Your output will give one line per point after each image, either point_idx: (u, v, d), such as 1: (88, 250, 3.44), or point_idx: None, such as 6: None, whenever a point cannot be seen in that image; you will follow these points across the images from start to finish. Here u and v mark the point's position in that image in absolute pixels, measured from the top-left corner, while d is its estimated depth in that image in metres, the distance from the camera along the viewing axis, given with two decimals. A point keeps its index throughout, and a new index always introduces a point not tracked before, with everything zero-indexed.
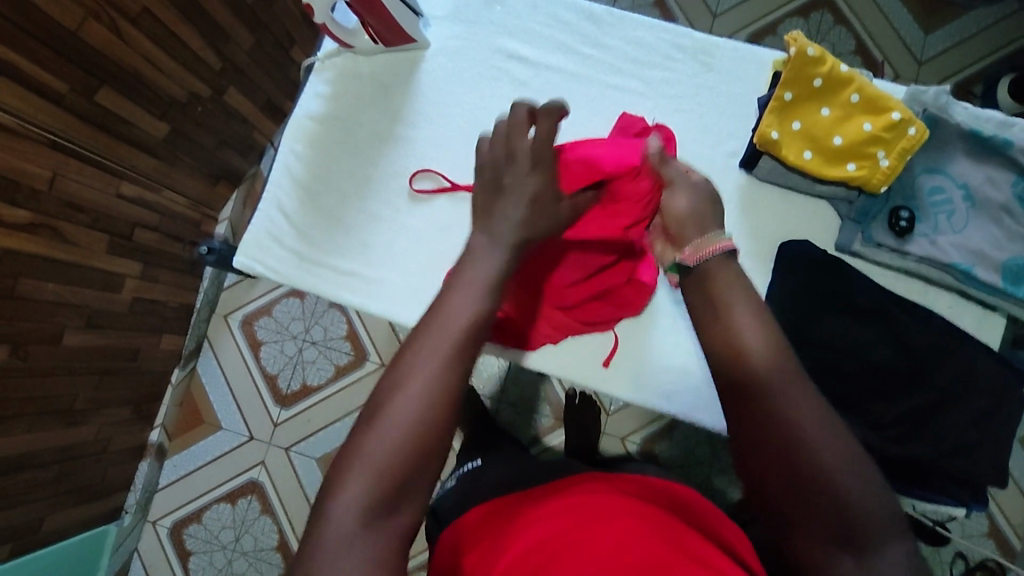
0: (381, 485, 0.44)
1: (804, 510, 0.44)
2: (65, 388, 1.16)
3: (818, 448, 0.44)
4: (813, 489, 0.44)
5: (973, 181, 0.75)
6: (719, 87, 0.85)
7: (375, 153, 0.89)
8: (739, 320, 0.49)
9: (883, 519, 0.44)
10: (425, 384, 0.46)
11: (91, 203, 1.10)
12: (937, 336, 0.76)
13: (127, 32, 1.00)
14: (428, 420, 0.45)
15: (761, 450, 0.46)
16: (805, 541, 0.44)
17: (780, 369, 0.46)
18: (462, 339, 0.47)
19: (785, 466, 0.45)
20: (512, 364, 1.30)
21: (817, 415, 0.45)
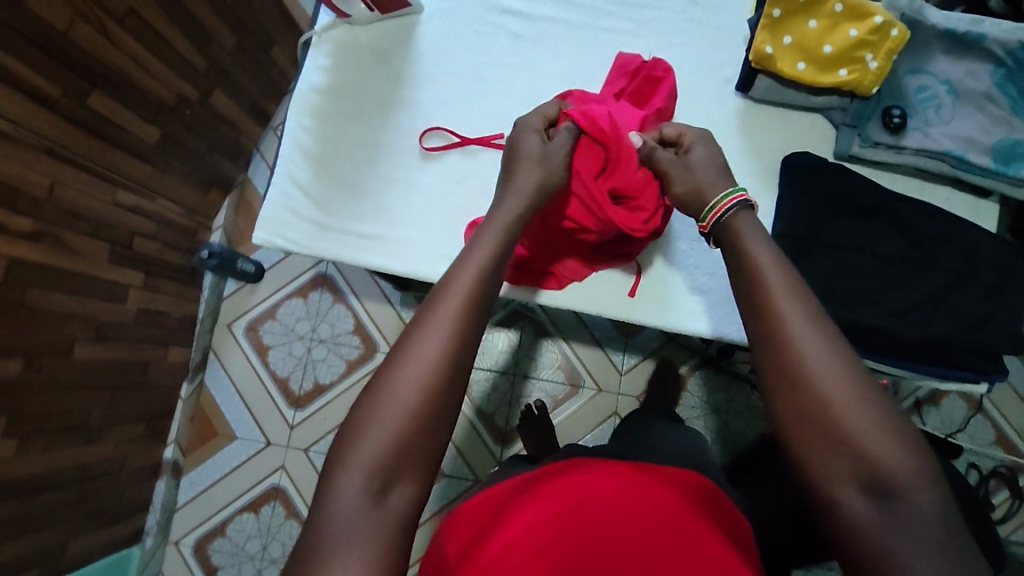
0: (385, 462, 0.47)
1: (829, 461, 0.48)
2: (79, 403, 1.14)
3: (836, 395, 0.48)
4: (839, 438, 0.47)
5: (954, 76, 0.81)
6: (706, 19, 0.89)
7: (383, 118, 0.90)
8: (765, 269, 0.55)
9: (909, 475, 0.46)
10: (426, 365, 0.50)
11: (90, 211, 1.09)
12: (940, 223, 0.80)
13: (115, 33, 1.00)
14: (429, 398, 0.49)
15: (791, 400, 0.50)
16: (827, 492, 0.48)
17: (805, 314, 0.51)
18: (457, 324, 0.52)
19: (812, 424, 0.49)
20: (519, 336, 1.33)
21: (846, 369, 0.49)
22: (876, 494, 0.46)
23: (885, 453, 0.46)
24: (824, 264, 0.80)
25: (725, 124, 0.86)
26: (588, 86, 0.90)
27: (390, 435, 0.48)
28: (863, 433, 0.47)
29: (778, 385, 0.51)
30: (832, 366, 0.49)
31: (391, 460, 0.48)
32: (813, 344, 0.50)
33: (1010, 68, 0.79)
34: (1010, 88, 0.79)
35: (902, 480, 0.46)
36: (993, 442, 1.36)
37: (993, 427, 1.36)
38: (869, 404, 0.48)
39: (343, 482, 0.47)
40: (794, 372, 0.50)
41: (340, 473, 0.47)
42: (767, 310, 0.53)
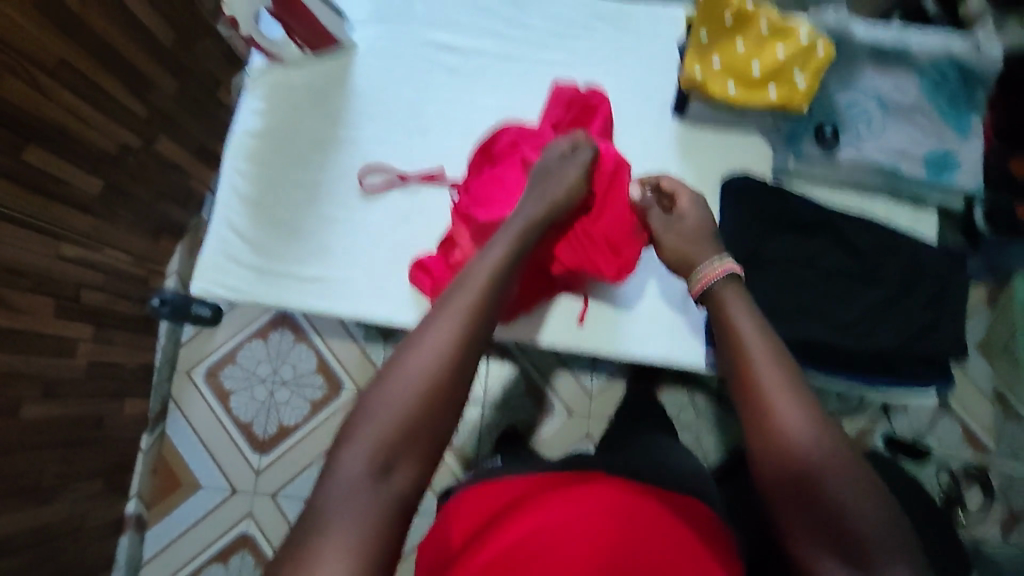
0: (393, 439, 0.49)
1: (810, 526, 0.48)
2: (29, 465, 1.10)
3: (812, 457, 0.50)
4: (812, 495, 0.49)
5: (883, 90, 0.82)
6: (638, 46, 0.90)
7: (321, 159, 0.89)
8: (742, 324, 0.59)
9: (891, 548, 0.46)
10: (436, 351, 0.53)
11: (32, 266, 1.06)
12: (879, 234, 0.81)
13: (47, 85, 0.99)
14: (438, 383, 0.52)
15: (769, 455, 0.52)
16: (809, 562, 0.48)
17: (780, 361, 0.55)
18: (468, 323, 0.55)
19: (795, 493, 0.50)
20: (502, 366, 1.32)
21: (818, 427, 0.51)
22: (855, 566, 0.46)
23: (867, 523, 0.46)
24: (770, 282, 0.80)
25: (663, 150, 0.87)
26: (526, 117, 0.90)
27: (399, 411, 0.50)
28: (843, 495, 0.48)
29: (765, 454, 0.52)
30: (817, 438, 0.50)
31: (397, 438, 0.49)
32: (797, 416, 0.52)
33: (937, 79, 0.81)
34: (938, 98, 0.81)
35: (885, 553, 0.45)
36: (963, 442, 1.34)
37: (960, 427, 1.35)
38: (853, 476, 0.48)
39: (347, 457, 0.48)
40: (776, 441, 0.51)
41: (346, 447, 0.49)
42: (751, 373, 0.55)
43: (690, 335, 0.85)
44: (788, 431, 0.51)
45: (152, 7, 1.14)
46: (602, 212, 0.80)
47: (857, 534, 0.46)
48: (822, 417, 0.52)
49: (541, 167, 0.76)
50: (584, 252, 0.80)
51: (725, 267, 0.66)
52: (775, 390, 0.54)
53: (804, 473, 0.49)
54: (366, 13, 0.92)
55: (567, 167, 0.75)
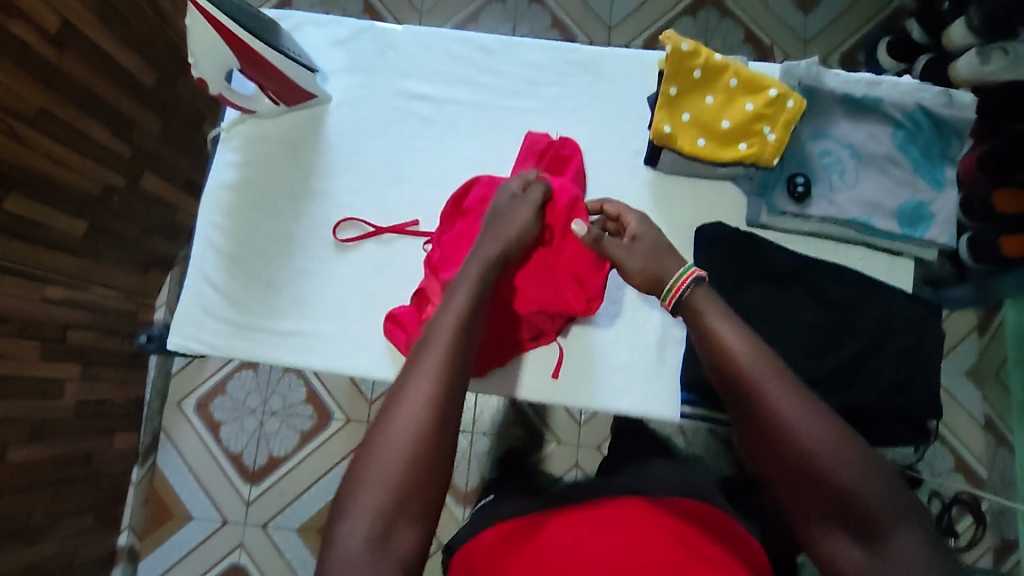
0: (389, 507, 0.53)
1: (819, 512, 0.54)
2: (16, 508, 1.11)
3: (810, 448, 0.54)
4: (815, 481, 0.54)
5: (856, 140, 0.81)
6: (611, 93, 0.90)
7: (296, 211, 0.90)
8: (718, 328, 0.61)
9: (892, 515, 0.52)
10: (410, 419, 0.56)
11: (17, 312, 1.06)
12: (852, 287, 0.81)
13: (28, 136, 0.99)
14: (416, 450, 0.55)
15: (769, 451, 0.56)
16: (824, 543, 0.54)
17: (761, 360, 0.58)
18: (436, 384, 0.57)
19: (802, 485, 0.54)
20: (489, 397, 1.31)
21: (809, 415, 0.56)
22: (863, 538, 0.52)
23: (869, 498, 0.52)
24: None
25: (637, 199, 0.86)
26: (499, 167, 0.89)
27: (388, 481, 0.53)
28: (845, 477, 0.53)
29: (768, 451, 0.56)
30: (814, 430, 0.55)
31: (390, 505, 0.53)
32: (790, 410, 0.56)
33: (910, 129, 0.81)
34: (911, 149, 0.80)
35: (888, 523, 0.52)
36: (953, 470, 1.29)
37: (952, 454, 1.29)
38: (852, 459, 0.54)
39: (347, 529, 0.52)
40: (777, 438, 0.55)
41: (344, 520, 0.53)
42: (739, 374, 0.58)
43: (666, 383, 0.85)
44: (788, 428, 0.55)
45: (132, 52, 1.14)
46: (563, 245, 0.82)
47: (862, 511, 0.52)
48: (812, 403, 0.57)
49: (495, 207, 0.77)
50: (550, 286, 0.82)
51: (686, 275, 0.66)
52: (767, 389, 0.57)
53: (808, 464, 0.54)
54: (340, 63, 0.92)
55: (517, 206, 0.76)
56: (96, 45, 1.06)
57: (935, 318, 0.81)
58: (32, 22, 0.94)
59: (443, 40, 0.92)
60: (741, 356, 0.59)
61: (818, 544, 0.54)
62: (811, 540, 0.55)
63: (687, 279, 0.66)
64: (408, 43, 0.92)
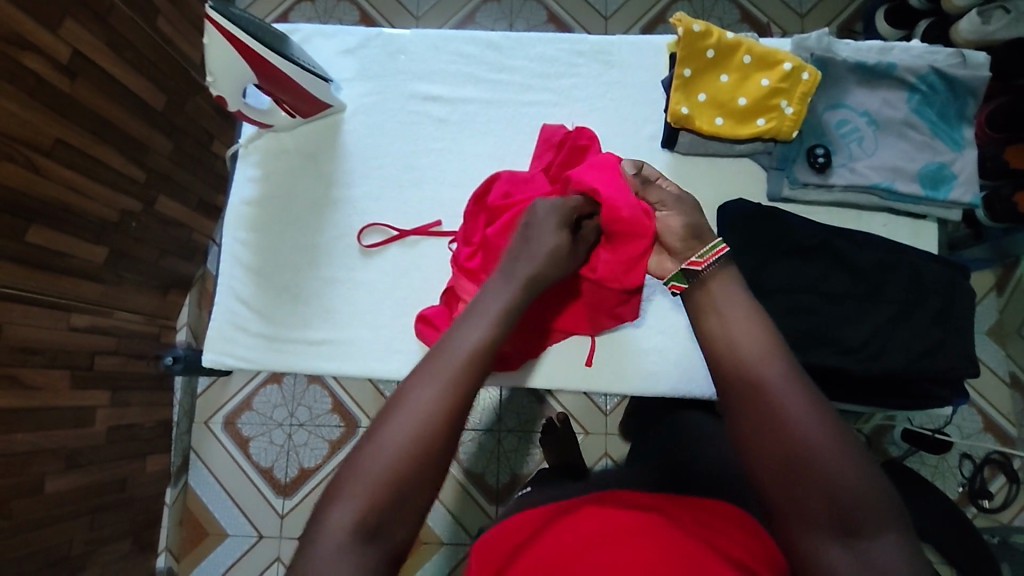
0: (399, 468, 0.51)
1: (805, 509, 0.51)
2: (59, 536, 1.13)
3: (804, 440, 0.51)
4: (804, 473, 0.51)
5: (872, 107, 0.81)
6: (623, 79, 0.90)
7: (317, 221, 0.90)
8: (732, 313, 0.59)
9: (880, 520, 0.50)
10: (438, 398, 0.54)
11: (44, 343, 1.08)
12: (877, 253, 0.81)
13: (45, 166, 1.00)
14: (440, 414, 0.53)
15: (764, 438, 0.53)
16: (803, 541, 0.51)
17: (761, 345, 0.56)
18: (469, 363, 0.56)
19: (791, 478, 0.51)
20: (504, 394, 1.32)
21: (806, 403, 0.53)
22: (846, 534, 0.50)
23: (858, 495, 0.50)
24: (775, 310, 0.80)
25: None
26: (517, 161, 0.90)
27: (408, 441, 0.52)
28: (837, 473, 0.50)
29: (758, 440, 0.53)
30: (808, 422, 0.52)
31: (404, 467, 0.51)
32: (789, 398, 0.53)
33: (925, 92, 0.81)
34: (928, 112, 0.81)
35: (874, 522, 0.49)
36: (983, 430, 1.29)
37: (980, 415, 1.29)
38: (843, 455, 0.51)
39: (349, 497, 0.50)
40: (768, 427, 0.53)
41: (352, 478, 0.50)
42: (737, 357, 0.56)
43: (699, 367, 0.85)
44: (782, 417, 0.53)
45: (139, 76, 1.15)
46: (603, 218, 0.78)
47: (847, 506, 0.50)
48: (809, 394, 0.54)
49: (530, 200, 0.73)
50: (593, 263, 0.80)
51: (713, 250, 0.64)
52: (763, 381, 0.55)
53: (798, 453, 0.51)
54: (351, 70, 0.93)
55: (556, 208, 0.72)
56: (106, 73, 1.07)
57: (962, 279, 0.81)
58: (42, 53, 0.95)
59: (452, 41, 0.92)
60: (739, 348, 0.57)
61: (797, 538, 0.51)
62: (787, 533, 0.52)
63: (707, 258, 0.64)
64: (418, 46, 0.93)
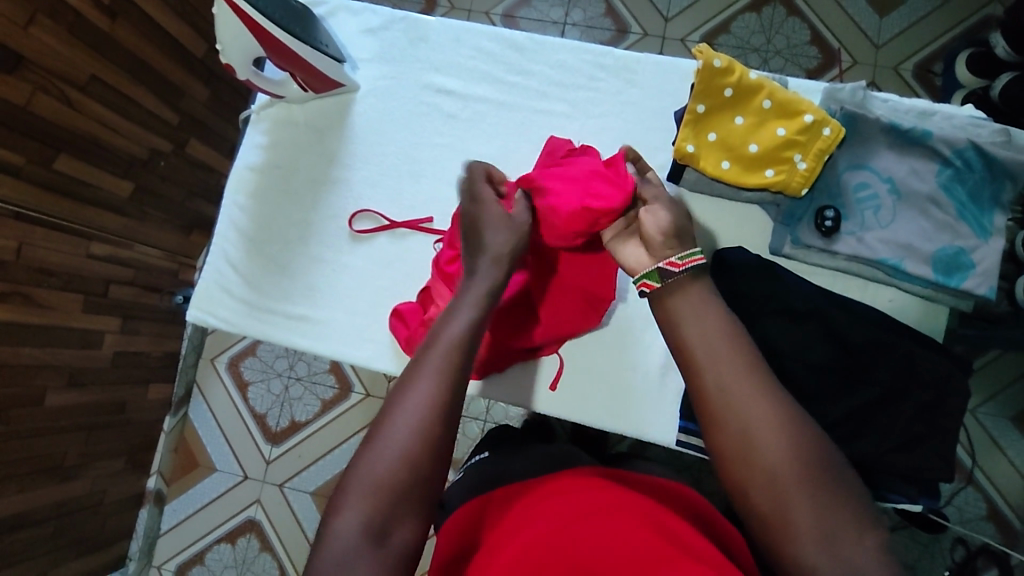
0: (406, 443, 0.51)
1: (788, 518, 0.48)
2: (53, 446, 1.20)
3: (785, 446, 0.49)
4: (786, 480, 0.48)
5: (897, 174, 0.75)
6: (641, 101, 0.86)
7: (314, 198, 0.91)
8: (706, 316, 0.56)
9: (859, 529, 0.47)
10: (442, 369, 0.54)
11: (60, 266, 1.13)
12: (875, 330, 0.76)
13: (77, 100, 1.04)
14: (442, 399, 0.53)
15: (741, 438, 0.50)
16: (786, 548, 0.47)
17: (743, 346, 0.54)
18: (451, 367, 0.55)
19: (775, 485, 0.48)
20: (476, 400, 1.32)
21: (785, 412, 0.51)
22: (829, 542, 0.47)
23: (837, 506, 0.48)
24: None
25: None
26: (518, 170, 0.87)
27: (419, 412, 0.52)
28: (816, 485, 0.48)
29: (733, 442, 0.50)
30: (761, 402, 0.51)
31: (403, 478, 0.50)
32: (769, 407, 0.51)
33: (958, 168, 0.74)
34: (956, 191, 0.74)
35: (853, 531, 0.47)
36: (985, 518, 1.21)
37: (985, 501, 1.22)
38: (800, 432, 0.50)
39: (361, 477, 0.50)
40: (750, 430, 0.50)
41: (348, 491, 0.50)
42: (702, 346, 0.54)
43: (665, 409, 0.83)
44: (762, 424, 0.50)
45: (181, 22, 1.17)
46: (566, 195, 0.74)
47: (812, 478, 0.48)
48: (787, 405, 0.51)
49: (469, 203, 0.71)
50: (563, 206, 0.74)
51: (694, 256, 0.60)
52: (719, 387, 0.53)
53: (749, 437, 0.50)
54: (370, 51, 0.92)
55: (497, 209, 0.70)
56: (148, 16, 1.09)
57: (962, 374, 0.75)
58: None
59: (474, 35, 0.90)
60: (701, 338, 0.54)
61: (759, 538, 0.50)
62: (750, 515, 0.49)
63: (688, 263, 0.59)
64: (440, 35, 0.91)
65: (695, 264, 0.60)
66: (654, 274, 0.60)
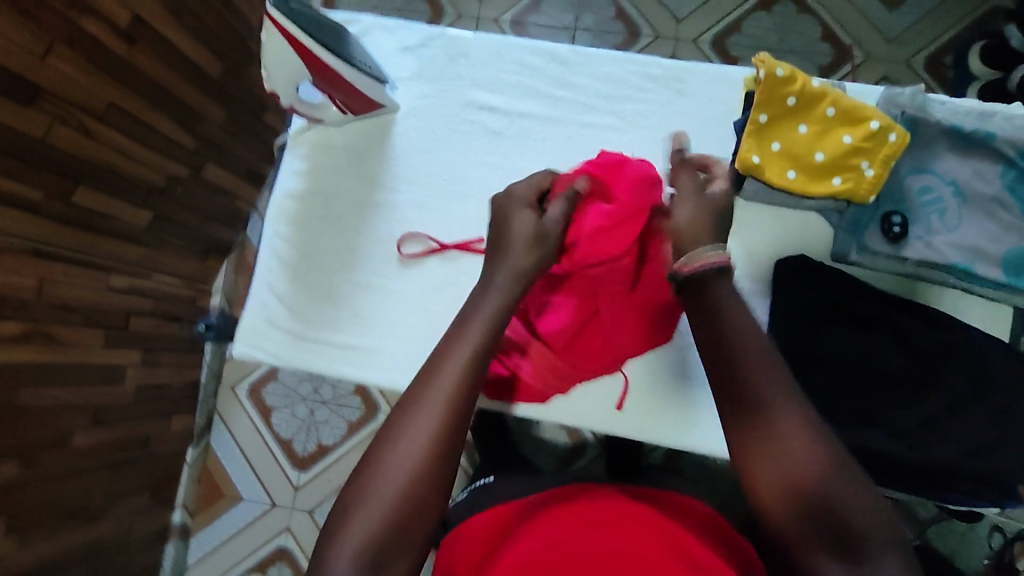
0: (399, 490, 0.53)
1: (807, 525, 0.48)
2: (81, 488, 1.16)
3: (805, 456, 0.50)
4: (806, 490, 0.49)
5: (961, 177, 0.75)
6: (692, 111, 0.85)
7: (359, 224, 0.88)
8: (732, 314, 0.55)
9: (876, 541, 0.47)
10: (434, 412, 0.55)
11: (81, 302, 1.09)
12: (946, 335, 0.76)
13: (96, 130, 0.99)
14: (435, 444, 0.54)
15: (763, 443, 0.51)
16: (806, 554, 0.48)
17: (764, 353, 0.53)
18: (449, 405, 0.55)
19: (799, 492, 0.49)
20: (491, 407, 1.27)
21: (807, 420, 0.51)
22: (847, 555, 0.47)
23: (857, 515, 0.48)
24: (822, 382, 0.77)
25: None
26: None
27: (412, 456, 0.53)
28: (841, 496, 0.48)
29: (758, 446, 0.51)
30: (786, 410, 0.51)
31: (394, 520, 0.52)
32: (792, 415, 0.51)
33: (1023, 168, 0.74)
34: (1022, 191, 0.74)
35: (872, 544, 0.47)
36: None
37: None
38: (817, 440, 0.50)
39: (356, 521, 0.52)
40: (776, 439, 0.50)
41: (343, 530, 0.52)
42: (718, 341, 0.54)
43: None
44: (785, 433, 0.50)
45: (198, 43, 1.13)
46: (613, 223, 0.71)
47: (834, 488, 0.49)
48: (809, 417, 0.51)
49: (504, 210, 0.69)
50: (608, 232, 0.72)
51: (706, 257, 0.57)
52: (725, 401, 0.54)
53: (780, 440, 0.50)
54: (409, 69, 0.89)
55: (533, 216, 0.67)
56: (165, 39, 1.05)
57: None
58: (103, 16, 0.93)
59: (516, 50, 0.89)
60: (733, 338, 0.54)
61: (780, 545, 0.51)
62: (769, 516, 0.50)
63: (699, 264, 0.57)
64: (480, 51, 0.89)
65: (710, 262, 0.57)
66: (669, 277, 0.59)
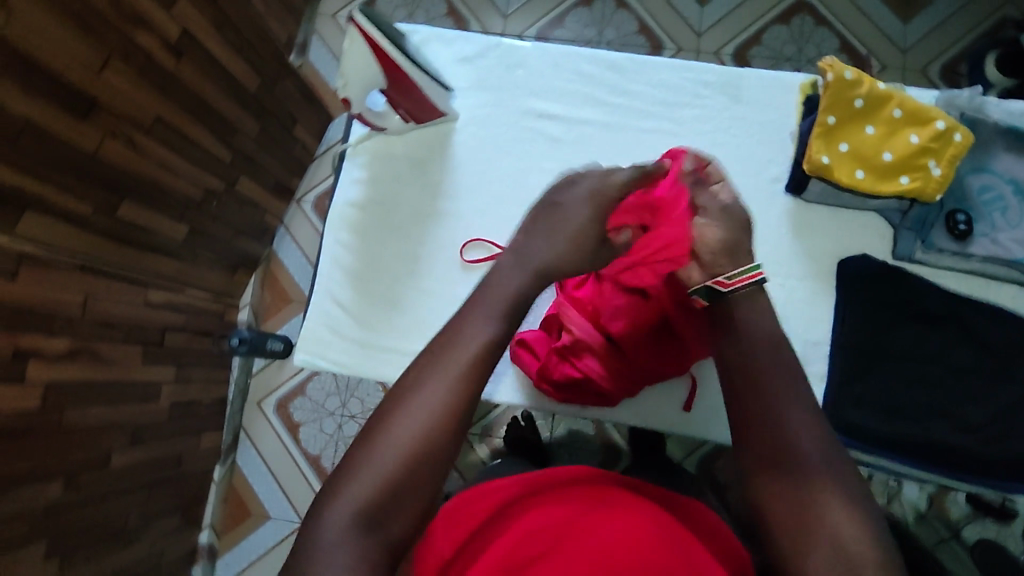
0: (407, 450, 0.49)
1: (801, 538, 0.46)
2: (118, 510, 1.12)
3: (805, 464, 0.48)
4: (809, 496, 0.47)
5: (1019, 174, 0.78)
6: (748, 115, 0.87)
7: (422, 232, 0.88)
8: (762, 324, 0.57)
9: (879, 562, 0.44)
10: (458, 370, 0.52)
11: (122, 318, 1.07)
12: (1012, 329, 0.78)
13: (143, 144, 0.99)
14: (452, 406, 0.51)
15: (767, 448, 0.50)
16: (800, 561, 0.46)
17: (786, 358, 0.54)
18: (471, 366, 0.52)
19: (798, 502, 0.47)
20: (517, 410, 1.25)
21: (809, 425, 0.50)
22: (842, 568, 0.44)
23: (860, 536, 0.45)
24: (891, 380, 0.79)
25: (779, 229, 0.84)
26: None
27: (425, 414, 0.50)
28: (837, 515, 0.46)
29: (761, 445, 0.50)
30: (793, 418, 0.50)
31: (397, 482, 0.48)
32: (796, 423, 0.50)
33: None
34: None
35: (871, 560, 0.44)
36: None
37: None
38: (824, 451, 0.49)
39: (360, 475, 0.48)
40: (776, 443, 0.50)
41: (346, 485, 0.48)
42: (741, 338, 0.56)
43: None
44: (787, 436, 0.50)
45: (238, 57, 1.13)
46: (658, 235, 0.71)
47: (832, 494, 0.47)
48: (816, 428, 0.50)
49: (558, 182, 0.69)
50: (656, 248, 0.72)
51: (747, 274, 0.59)
52: (739, 381, 0.53)
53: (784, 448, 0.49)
54: (467, 79, 0.91)
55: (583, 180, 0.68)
56: (208, 53, 1.05)
57: None
58: (154, 30, 0.93)
59: (573, 59, 0.90)
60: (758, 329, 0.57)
61: (772, 537, 0.48)
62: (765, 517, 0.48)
63: (736, 281, 0.60)
64: (537, 61, 0.91)
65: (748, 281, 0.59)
66: (707, 293, 0.61)
